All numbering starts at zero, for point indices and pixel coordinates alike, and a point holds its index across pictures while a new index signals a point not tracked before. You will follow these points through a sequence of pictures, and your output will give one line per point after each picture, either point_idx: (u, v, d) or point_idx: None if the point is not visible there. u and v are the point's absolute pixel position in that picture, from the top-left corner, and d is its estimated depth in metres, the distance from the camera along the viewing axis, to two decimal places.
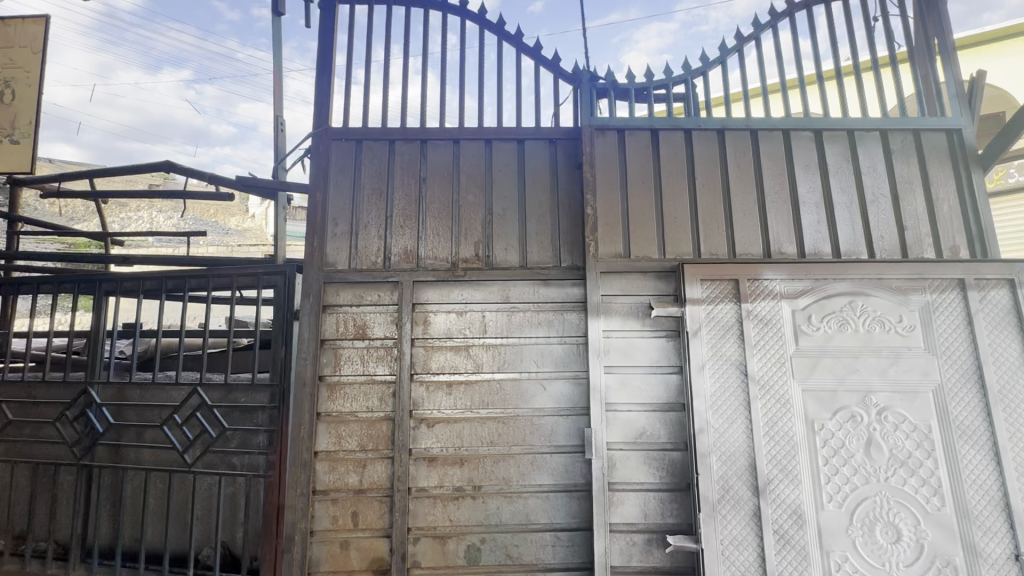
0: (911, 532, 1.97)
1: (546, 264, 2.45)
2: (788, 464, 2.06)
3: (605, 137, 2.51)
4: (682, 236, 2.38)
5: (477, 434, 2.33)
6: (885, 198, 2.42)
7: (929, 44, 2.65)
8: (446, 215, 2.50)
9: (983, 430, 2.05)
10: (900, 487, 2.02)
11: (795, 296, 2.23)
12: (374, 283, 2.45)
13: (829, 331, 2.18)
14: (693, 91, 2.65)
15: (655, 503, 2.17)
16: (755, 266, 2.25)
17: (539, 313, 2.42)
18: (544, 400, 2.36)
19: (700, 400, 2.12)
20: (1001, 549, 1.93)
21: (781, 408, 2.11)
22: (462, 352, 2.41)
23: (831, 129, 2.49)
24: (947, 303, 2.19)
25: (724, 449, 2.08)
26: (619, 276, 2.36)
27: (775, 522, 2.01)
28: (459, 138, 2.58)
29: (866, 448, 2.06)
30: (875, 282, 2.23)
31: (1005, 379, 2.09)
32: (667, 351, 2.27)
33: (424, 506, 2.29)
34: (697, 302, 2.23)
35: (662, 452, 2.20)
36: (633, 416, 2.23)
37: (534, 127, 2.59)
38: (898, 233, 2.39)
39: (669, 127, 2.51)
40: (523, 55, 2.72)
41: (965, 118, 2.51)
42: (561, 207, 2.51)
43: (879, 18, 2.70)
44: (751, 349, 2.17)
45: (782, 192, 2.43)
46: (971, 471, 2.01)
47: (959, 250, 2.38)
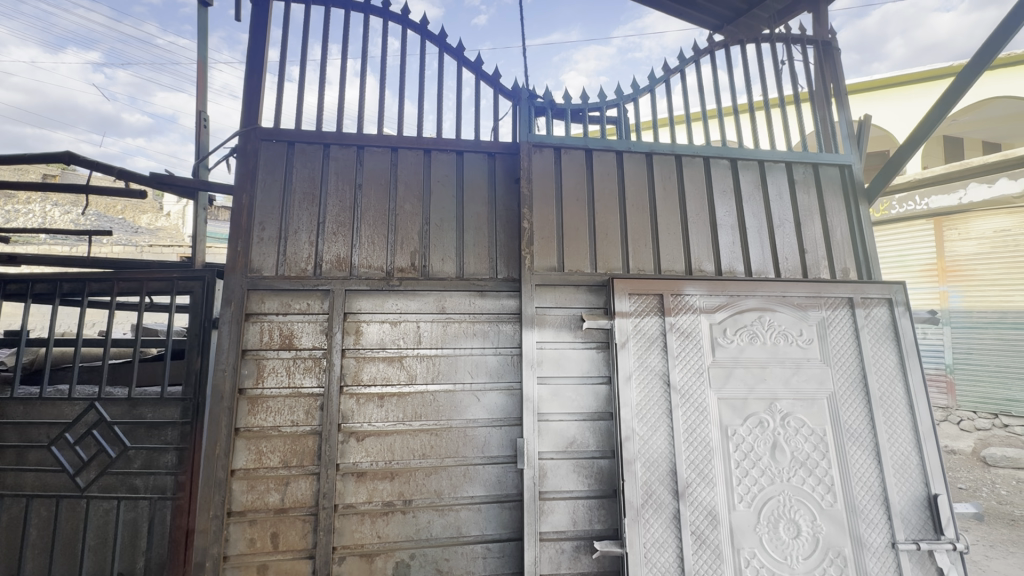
0: (809, 527, 2.17)
1: (482, 275, 2.47)
2: (704, 467, 2.20)
3: (542, 153, 2.59)
4: (612, 252, 2.50)
5: (409, 447, 2.29)
6: (789, 223, 2.68)
7: (826, 88, 2.98)
8: (382, 223, 2.46)
9: (867, 432, 2.30)
10: (800, 486, 2.22)
11: (712, 311, 2.40)
12: (303, 291, 2.35)
13: (741, 344, 2.37)
14: (626, 115, 2.79)
15: (584, 511, 2.24)
16: (678, 282, 2.41)
17: (474, 324, 2.44)
18: (477, 411, 2.36)
19: (626, 409, 2.22)
20: (881, 538, 2.17)
21: (698, 416, 2.26)
22: (395, 363, 2.36)
23: (745, 159, 2.73)
24: (838, 319, 2.46)
25: (648, 456, 2.18)
26: (554, 288, 2.43)
27: (692, 523, 2.13)
28: (398, 146, 2.55)
29: (772, 451, 2.25)
30: (780, 299, 2.46)
31: (885, 387, 2.37)
32: (597, 362, 2.36)
33: (351, 523, 2.21)
34: (626, 315, 2.34)
35: (591, 460, 2.28)
36: (564, 425, 2.29)
37: (473, 140, 2.62)
38: (800, 255, 2.65)
39: (602, 148, 2.63)
40: (464, 68, 2.75)
41: (853, 155, 2.86)
42: (498, 221, 2.55)
43: (786, 62, 3.00)
44: (673, 360, 2.31)
45: (701, 214, 2.62)
46: (858, 470, 2.25)
47: (849, 272, 2.68)
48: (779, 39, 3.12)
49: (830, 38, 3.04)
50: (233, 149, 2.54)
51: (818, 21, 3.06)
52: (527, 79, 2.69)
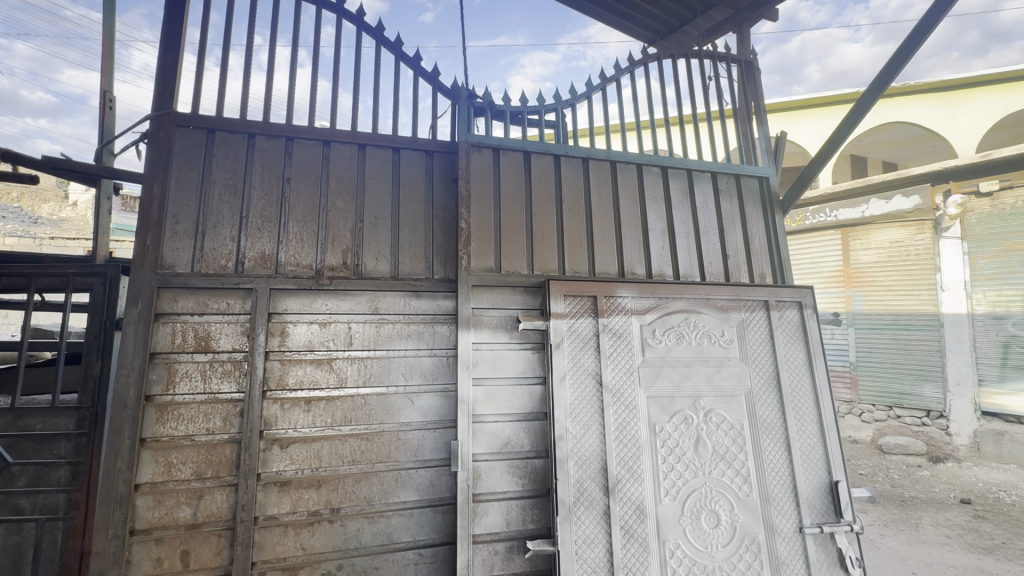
0: (728, 517, 2.30)
1: (417, 275, 2.42)
2: (633, 463, 2.28)
3: (481, 154, 2.57)
4: (549, 254, 2.54)
5: (337, 453, 2.20)
6: (714, 230, 2.84)
7: (748, 105, 3.19)
8: (312, 219, 2.35)
9: (779, 426, 2.48)
10: (720, 478, 2.35)
11: (643, 312, 2.50)
12: (222, 289, 2.20)
13: (669, 344, 2.48)
14: (565, 120, 2.84)
15: (517, 510, 2.25)
16: (611, 284, 2.48)
17: (408, 325, 2.38)
18: (411, 415, 2.31)
19: (560, 409, 2.25)
20: (790, 524, 2.35)
21: (628, 413, 2.34)
22: (324, 366, 2.26)
23: (675, 168, 2.86)
24: (756, 321, 2.63)
25: (580, 455, 2.23)
26: (490, 289, 2.42)
27: (621, 519, 2.19)
28: (331, 139, 2.45)
29: (695, 446, 2.36)
30: (705, 301, 2.59)
31: (795, 383, 2.57)
32: (532, 362, 2.39)
33: (273, 535, 2.09)
34: (561, 316, 2.38)
35: (526, 460, 2.30)
36: (499, 426, 2.29)
37: (410, 137, 2.56)
38: (723, 260, 2.82)
39: (540, 151, 2.66)
40: (403, 63, 2.68)
41: (770, 168, 3.08)
42: (435, 220, 2.51)
43: (713, 78, 3.18)
44: (605, 360, 2.37)
45: (634, 219, 2.71)
46: (770, 461, 2.42)
47: (766, 276, 2.89)
48: (706, 56, 3.30)
49: (751, 58, 3.25)
50: (144, 134, 2.32)
51: (741, 42, 3.26)
52: (467, 78, 2.67)
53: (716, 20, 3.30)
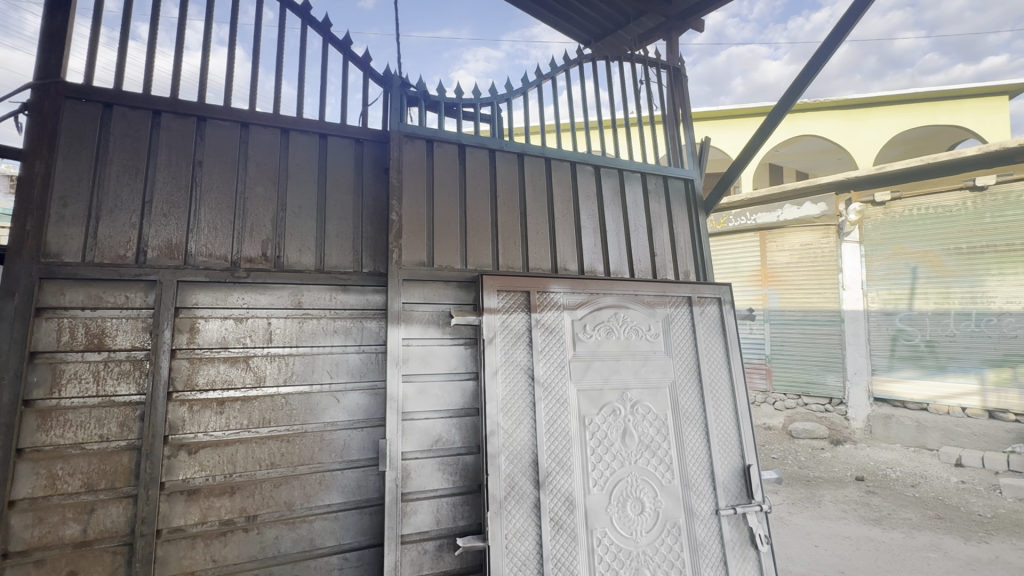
0: (652, 503, 2.40)
1: (345, 268, 2.32)
2: (563, 456, 2.32)
3: (413, 144, 2.49)
4: (482, 248, 2.52)
5: (254, 457, 2.06)
6: (643, 228, 2.95)
7: (676, 112, 3.33)
8: (227, 207, 2.18)
9: (699, 415, 2.62)
10: (645, 467, 2.44)
11: (575, 308, 2.54)
12: (119, 281, 1.99)
13: (599, 338, 2.54)
14: (501, 115, 2.82)
15: (448, 508, 2.22)
16: (543, 280, 2.50)
17: (334, 321, 2.28)
18: (336, 414, 2.22)
19: (492, 404, 2.24)
20: (708, 506, 2.49)
21: (559, 407, 2.37)
22: (240, 364, 2.11)
23: (607, 167, 2.94)
24: (680, 316, 2.76)
25: (511, 449, 2.23)
26: (422, 284, 2.36)
27: (551, 511, 2.22)
28: (250, 121, 2.28)
29: (622, 437, 2.44)
30: (633, 297, 2.68)
31: (714, 374, 2.73)
32: (464, 358, 2.37)
33: (178, 548, 1.92)
34: (494, 311, 2.37)
35: (456, 457, 2.28)
36: (429, 423, 2.25)
37: (338, 123, 2.44)
38: (650, 257, 2.93)
39: (475, 145, 2.63)
40: (331, 46, 2.55)
41: (695, 171, 3.24)
42: (365, 212, 2.41)
43: (644, 82, 3.29)
44: (537, 355, 2.39)
45: (568, 216, 2.76)
46: (691, 448, 2.55)
47: (689, 274, 3.04)
48: (639, 61, 3.41)
49: (680, 66, 3.40)
50: (22, 103, 2.03)
51: (671, 50, 3.41)
52: (401, 66, 2.58)
53: (647, 26, 3.42)
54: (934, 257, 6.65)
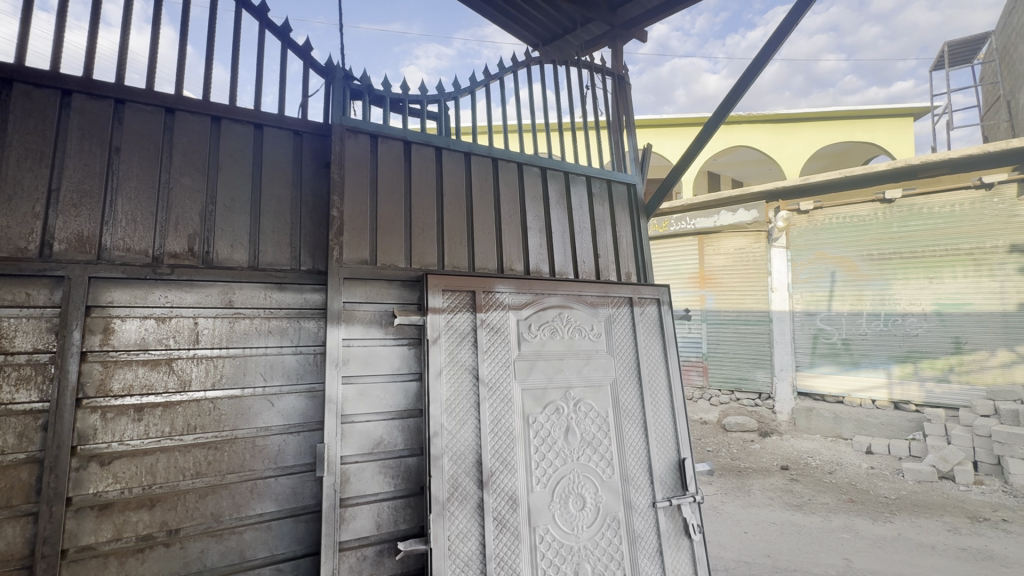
0: (592, 498, 2.46)
1: (281, 266, 2.21)
2: (506, 455, 2.33)
3: (357, 139, 2.41)
4: (428, 247, 2.49)
5: (177, 466, 1.93)
6: (587, 230, 3.02)
7: (620, 118, 3.44)
8: (149, 198, 2.02)
9: (638, 411, 2.72)
10: (587, 463, 2.50)
11: (520, 308, 2.56)
12: (19, 277, 1.79)
13: (543, 338, 2.57)
14: (448, 113, 2.79)
15: (389, 511, 2.18)
16: (489, 279, 2.51)
17: (269, 321, 2.17)
18: (270, 418, 2.11)
19: (435, 405, 2.21)
20: (646, 499, 2.58)
21: (503, 406, 2.38)
22: (162, 367, 1.97)
23: (553, 170, 2.99)
24: (622, 316, 2.85)
25: (454, 450, 2.21)
26: (364, 283, 2.30)
27: (494, 510, 2.23)
28: (176, 106, 2.13)
29: (565, 435, 2.49)
30: (577, 297, 2.74)
31: (653, 371, 2.84)
32: (407, 358, 2.33)
33: (88, 569, 1.77)
34: (438, 311, 2.34)
35: (398, 459, 2.24)
36: (370, 425, 2.20)
37: (275, 114, 2.32)
38: (594, 258, 3.01)
39: (421, 142, 2.59)
40: (268, 32, 2.42)
41: (636, 176, 3.36)
42: (303, 207, 2.32)
43: (589, 88, 3.36)
44: (481, 354, 2.39)
45: (514, 216, 2.78)
46: (630, 444, 2.64)
47: (631, 275, 3.16)
48: (585, 66, 3.48)
49: (623, 74, 3.51)
50: None
51: (616, 58, 3.51)
52: (343, 57, 2.49)
53: (594, 33, 3.52)
54: (850, 262, 7.24)
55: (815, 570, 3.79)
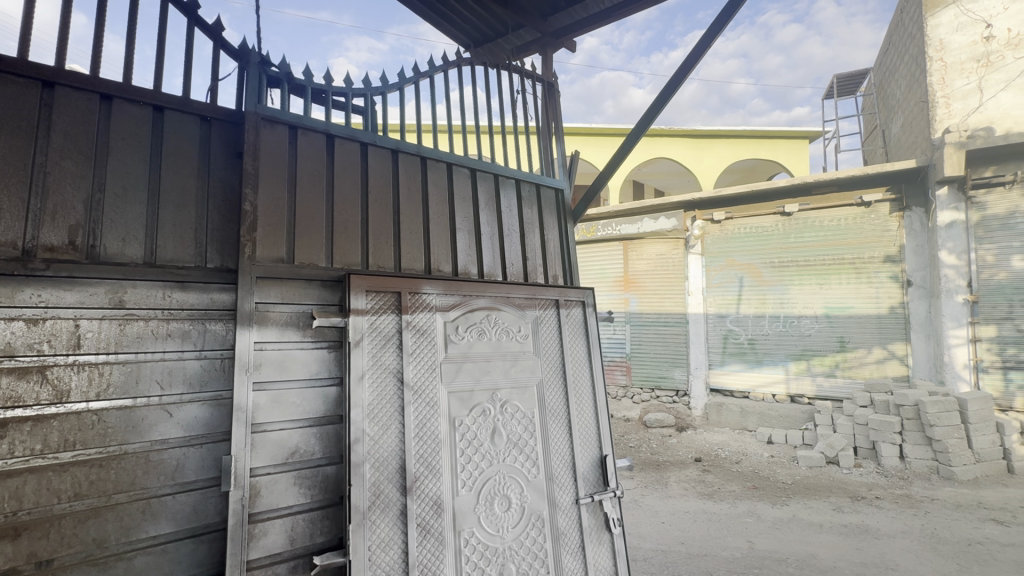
0: (518, 499, 2.48)
1: (183, 263, 2.02)
2: (431, 460, 2.28)
3: (274, 129, 2.26)
4: (351, 246, 2.39)
5: (51, 489, 1.70)
6: (516, 232, 3.06)
7: (549, 125, 3.51)
8: (20, 182, 1.77)
9: (563, 411, 2.78)
10: (512, 464, 2.52)
11: (447, 309, 2.53)
12: None
13: (470, 340, 2.56)
14: (374, 109, 2.70)
15: (304, 525, 2.06)
16: (416, 280, 2.45)
17: (168, 324, 1.98)
18: (168, 430, 1.92)
19: (357, 410, 2.13)
20: (570, 497, 2.65)
21: (429, 409, 2.34)
22: (32, 376, 1.72)
23: (483, 172, 2.99)
24: (548, 318, 2.90)
25: (377, 456, 2.14)
26: (280, 282, 2.16)
27: (418, 516, 2.18)
28: (56, 80, 1.87)
29: (491, 436, 2.49)
30: (505, 299, 2.76)
31: (577, 371, 2.92)
32: (327, 362, 2.23)
33: None
34: (361, 313, 2.25)
35: (316, 469, 2.13)
36: (285, 434, 2.07)
37: (178, 96, 2.11)
38: (522, 261, 3.06)
39: (345, 136, 2.48)
40: (172, 6, 2.20)
41: (564, 181, 3.46)
42: (211, 200, 2.14)
43: (520, 92, 3.41)
44: (407, 357, 2.33)
45: (443, 217, 2.74)
46: (555, 443, 2.69)
47: (557, 278, 3.25)
48: (516, 70, 3.52)
49: (553, 82, 3.60)
50: None
51: (546, 65, 3.59)
52: (260, 40, 2.32)
53: (525, 39, 3.58)
54: (755, 269, 7.92)
55: (723, 553, 4.09)
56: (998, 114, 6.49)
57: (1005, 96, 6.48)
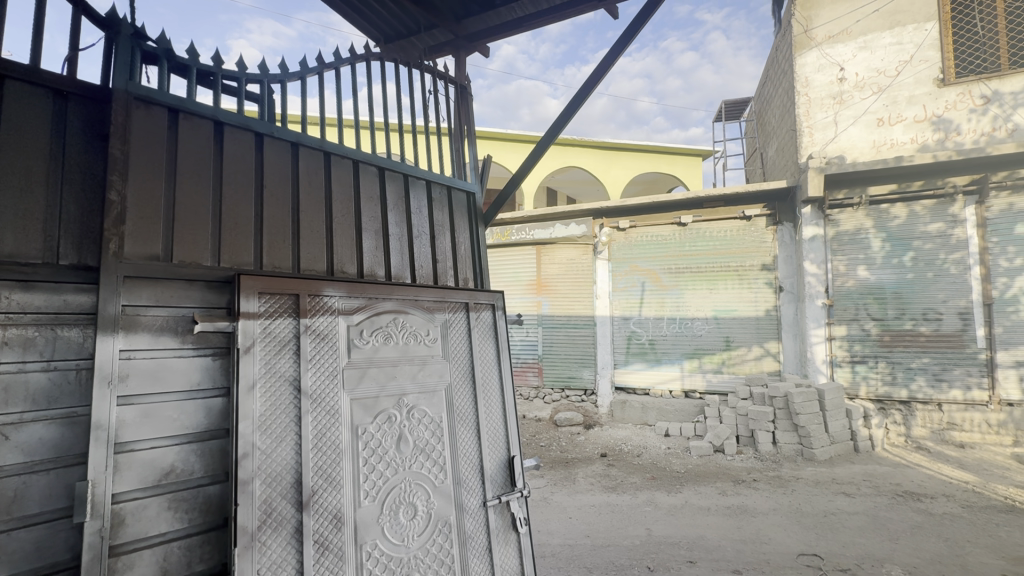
0: (424, 506, 2.43)
1: (28, 260, 1.73)
2: (331, 472, 2.16)
3: (149, 112, 2.01)
4: (242, 244, 2.20)
5: None
6: (426, 234, 3.01)
7: (462, 128, 3.50)
8: None
9: (471, 414, 2.78)
10: (419, 471, 2.46)
11: (351, 313, 2.41)
12: None
13: (376, 345, 2.46)
14: (272, 97, 2.50)
15: (180, 553, 1.86)
16: (317, 282, 2.31)
17: (5, 330, 1.68)
18: (3, 456, 1.63)
19: (245, 423, 1.96)
20: (477, 500, 2.65)
21: (329, 419, 2.22)
22: None
23: (392, 171, 2.90)
24: (458, 321, 2.89)
25: (268, 471, 1.98)
26: (154, 283, 1.93)
27: (315, 532, 2.05)
28: None
29: (397, 444, 2.42)
30: (413, 302, 2.69)
31: (486, 375, 2.93)
32: (210, 371, 2.03)
33: None
34: (253, 317, 2.07)
35: (195, 490, 1.92)
36: (157, 453, 1.85)
37: (24, 64, 1.80)
38: (432, 263, 3.02)
39: (237, 124, 2.27)
40: None
41: (475, 185, 3.47)
42: (66, 188, 1.85)
43: (432, 93, 3.36)
44: (305, 364, 2.19)
45: (348, 216, 2.62)
46: (463, 447, 2.68)
47: (468, 281, 3.25)
48: (428, 71, 3.47)
49: (466, 85, 3.60)
50: None
51: (459, 68, 3.58)
52: (133, 10, 2.06)
53: (438, 40, 3.54)
54: (655, 274, 8.53)
55: (624, 542, 4.34)
56: (848, 145, 7.63)
57: (854, 131, 7.62)
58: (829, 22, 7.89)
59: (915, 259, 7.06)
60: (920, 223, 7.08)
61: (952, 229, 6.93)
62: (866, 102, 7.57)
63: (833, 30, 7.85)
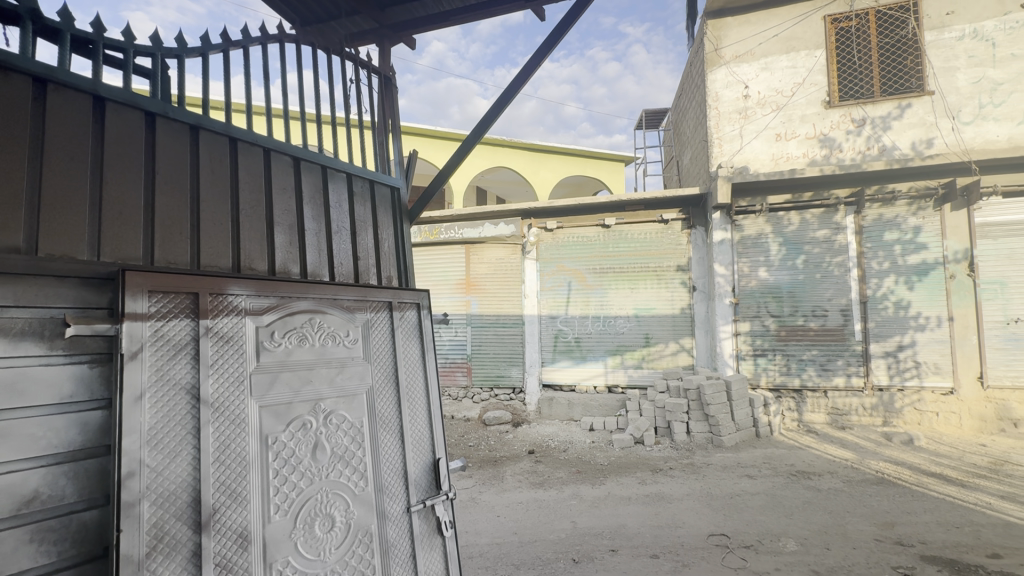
0: (342, 516, 2.30)
1: None
2: (236, 487, 1.98)
3: (6, 79, 1.72)
4: (128, 236, 1.95)
5: None
6: (346, 230, 2.86)
7: (385, 121, 3.37)
8: None
9: (394, 418, 2.67)
10: (337, 480, 2.33)
11: (260, 313, 2.22)
12: None
13: (289, 347, 2.29)
14: (166, 74, 2.24)
15: None
16: (220, 279, 2.10)
17: None
18: None
19: (130, 438, 1.74)
20: (400, 506, 2.56)
21: (234, 429, 2.03)
22: None
23: (308, 162, 2.71)
24: (380, 321, 2.77)
25: (159, 491, 1.77)
26: (13, 280, 1.65)
27: (216, 554, 1.87)
28: None
29: (312, 452, 2.27)
30: (331, 301, 2.54)
31: (410, 376, 2.84)
32: (87, 381, 1.78)
33: None
34: (141, 318, 1.84)
35: (66, 518, 1.67)
36: (15, 478, 1.59)
37: None
38: (353, 260, 2.87)
39: (123, 100, 2.00)
40: None
41: (400, 180, 3.36)
42: None
43: (353, 82, 3.19)
44: (205, 370, 1.99)
45: (257, 208, 2.41)
46: (385, 452, 2.57)
47: (392, 279, 3.14)
48: (349, 58, 3.29)
49: (390, 76, 3.46)
50: None
51: (383, 58, 3.44)
52: None
53: (360, 27, 3.37)
54: (581, 274, 8.79)
55: (550, 536, 4.41)
56: (752, 156, 8.34)
57: (756, 144, 8.33)
58: (736, 43, 8.55)
59: (806, 262, 7.86)
60: (810, 229, 7.88)
61: (836, 235, 7.80)
62: (767, 118, 8.31)
63: (739, 50, 8.53)
